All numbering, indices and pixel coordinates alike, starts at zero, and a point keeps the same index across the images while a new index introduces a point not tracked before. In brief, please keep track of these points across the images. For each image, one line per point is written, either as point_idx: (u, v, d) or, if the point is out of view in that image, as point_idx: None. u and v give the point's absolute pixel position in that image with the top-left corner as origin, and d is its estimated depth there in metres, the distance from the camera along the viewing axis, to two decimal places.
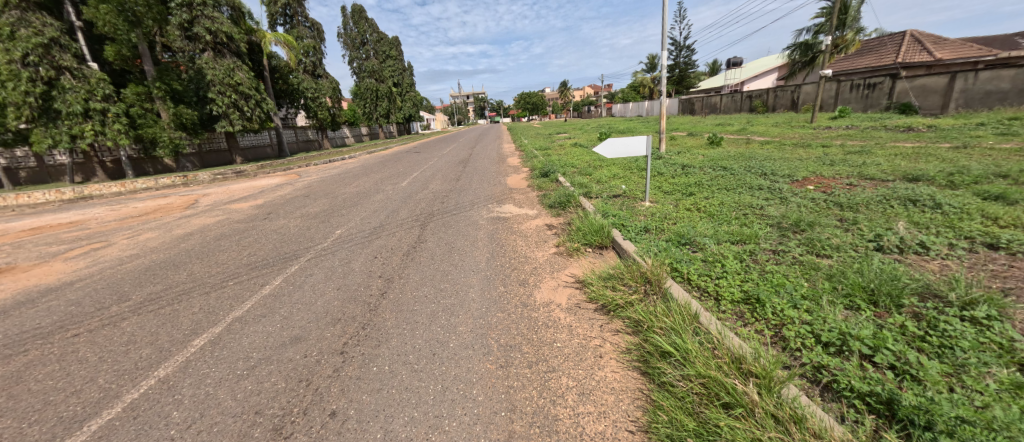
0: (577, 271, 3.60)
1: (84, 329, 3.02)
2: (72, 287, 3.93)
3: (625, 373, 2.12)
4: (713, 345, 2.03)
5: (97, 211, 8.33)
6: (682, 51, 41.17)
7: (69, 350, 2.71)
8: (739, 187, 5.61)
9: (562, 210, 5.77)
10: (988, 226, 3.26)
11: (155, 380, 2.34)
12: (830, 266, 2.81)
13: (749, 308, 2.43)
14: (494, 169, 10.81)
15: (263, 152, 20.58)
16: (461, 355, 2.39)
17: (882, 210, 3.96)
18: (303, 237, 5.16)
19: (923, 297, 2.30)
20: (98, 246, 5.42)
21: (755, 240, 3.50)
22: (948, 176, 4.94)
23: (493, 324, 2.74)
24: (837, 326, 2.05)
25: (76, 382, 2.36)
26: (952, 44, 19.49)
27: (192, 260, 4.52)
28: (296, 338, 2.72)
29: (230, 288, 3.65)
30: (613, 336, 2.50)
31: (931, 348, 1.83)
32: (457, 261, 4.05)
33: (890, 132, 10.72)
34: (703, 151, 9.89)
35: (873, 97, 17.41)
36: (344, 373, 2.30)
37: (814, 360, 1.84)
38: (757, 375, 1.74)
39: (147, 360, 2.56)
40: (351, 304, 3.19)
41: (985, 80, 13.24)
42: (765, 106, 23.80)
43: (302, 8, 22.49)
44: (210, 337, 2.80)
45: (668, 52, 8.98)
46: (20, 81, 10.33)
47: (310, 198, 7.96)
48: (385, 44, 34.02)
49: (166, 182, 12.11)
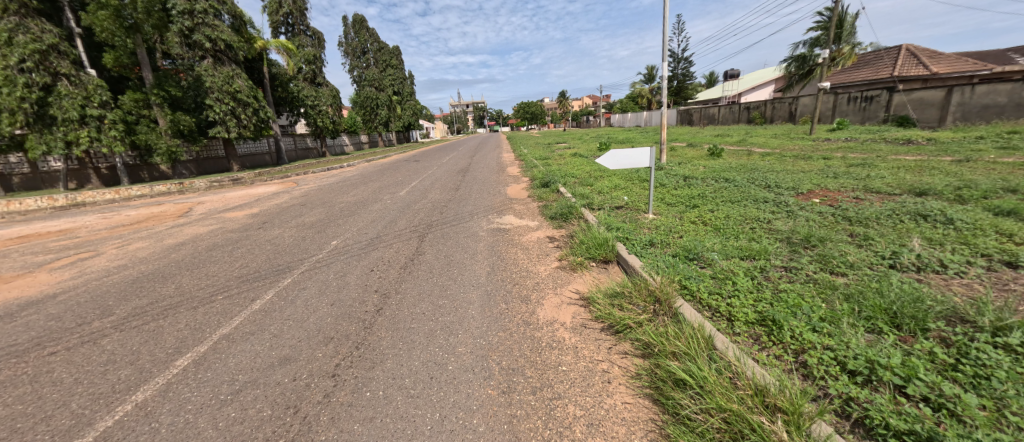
0: (581, 288, 3.47)
1: (62, 346, 2.84)
2: (55, 300, 3.75)
3: (636, 401, 1.99)
4: (732, 374, 1.91)
5: (88, 219, 8.16)
6: (681, 62, 41.71)
7: (44, 370, 2.54)
8: (743, 199, 5.53)
9: (563, 221, 5.67)
10: (1005, 243, 3.16)
11: (132, 405, 2.18)
12: (847, 285, 2.70)
13: (765, 330, 2.31)
14: (494, 178, 10.75)
15: (262, 159, 20.50)
16: (461, 380, 2.24)
17: (893, 225, 3.87)
18: (298, 248, 5.00)
19: (949, 321, 2.18)
20: (86, 256, 5.26)
21: (765, 255, 3.39)
22: (956, 190, 4.89)
23: (495, 346, 2.60)
24: (862, 353, 1.92)
25: (47, 407, 2.19)
26: (947, 58, 19.76)
27: (181, 272, 4.36)
28: (286, 358, 2.57)
29: (219, 303, 3.48)
30: (622, 359, 2.37)
31: (966, 378, 1.69)
32: (457, 275, 3.91)
33: (890, 144, 10.76)
34: (704, 162, 9.87)
35: (871, 110, 17.47)
36: (336, 399, 2.15)
37: (842, 391, 1.73)
38: (783, 410, 1.63)
39: (126, 382, 2.39)
40: (345, 321, 3.05)
41: (982, 94, 13.33)
42: (763, 118, 24.05)
43: (303, 18, 22.61)
44: (195, 356, 2.64)
45: (667, 63, 9.00)
46: (15, 87, 10.16)
47: (307, 207, 7.82)
48: (386, 53, 34.46)
49: (161, 190, 11.90)
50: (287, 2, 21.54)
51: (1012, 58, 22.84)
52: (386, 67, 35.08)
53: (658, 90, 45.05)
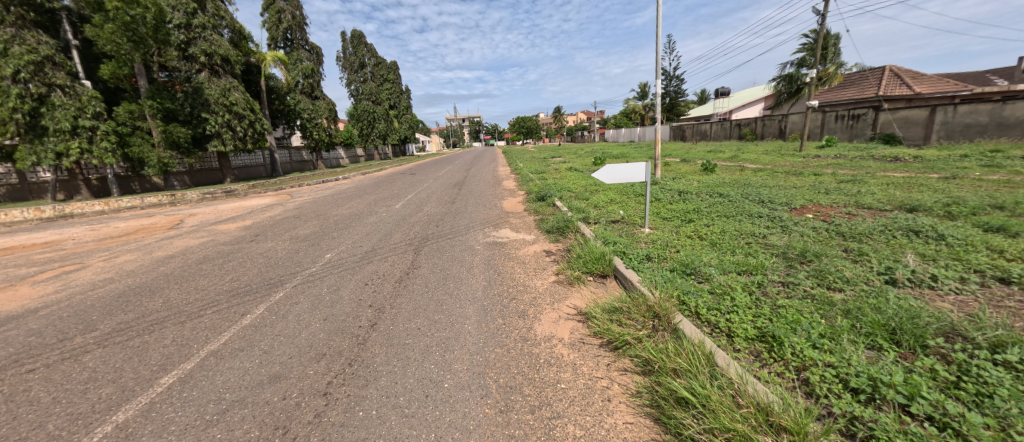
0: (579, 303, 3.43)
1: (41, 364, 2.73)
2: (37, 315, 3.63)
3: (638, 421, 1.94)
4: (735, 392, 1.89)
5: (76, 231, 7.98)
6: (673, 80, 42.86)
7: (21, 389, 2.43)
8: (738, 214, 5.58)
9: (560, 235, 5.67)
10: (996, 259, 3.20)
11: (112, 426, 2.07)
12: (844, 301, 2.70)
13: (765, 347, 2.28)
14: (490, 191, 10.82)
15: (255, 171, 20.39)
16: (457, 398, 2.18)
17: (887, 240, 3.92)
18: (290, 262, 4.93)
19: (948, 338, 2.18)
20: (71, 269, 5.11)
21: (762, 270, 3.41)
22: (945, 206, 4.98)
23: (492, 362, 2.54)
24: (864, 371, 1.89)
25: (21, 429, 2.08)
26: (929, 79, 20.48)
27: (169, 286, 4.25)
28: (275, 376, 2.50)
29: (208, 318, 3.39)
30: (622, 376, 2.33)
31: (969, 396, 1.67)
32: (453, 289, 3.87)
33: (877, 161, 11.06)
34: (698, 177, 10.03)
35: (857, 128, 18.00)
36: (327, 420, 2.07)
37: (846, 410, 1.70)
38: (788, 431, 1.61)
39: (106, 402, 2.28)
40: (338, 337, 2.97)
41: (964, 113, 13.84)
42: (753, 134, 24.55)
43: (303, 33, 22.88)
44: (181, 375, 2.55)
45: (660, 80, 9.22)
46: (8, 98, 10.09)
47: (300, 220, 7.76)
48: (384, 68, 35.00)
49: (152, 201, 11.74)
50: (287, 17, 21.85)
51: (992, 80, 23.67)
52: (384, 81, 35.51)
53: (650, 107, 45.97)
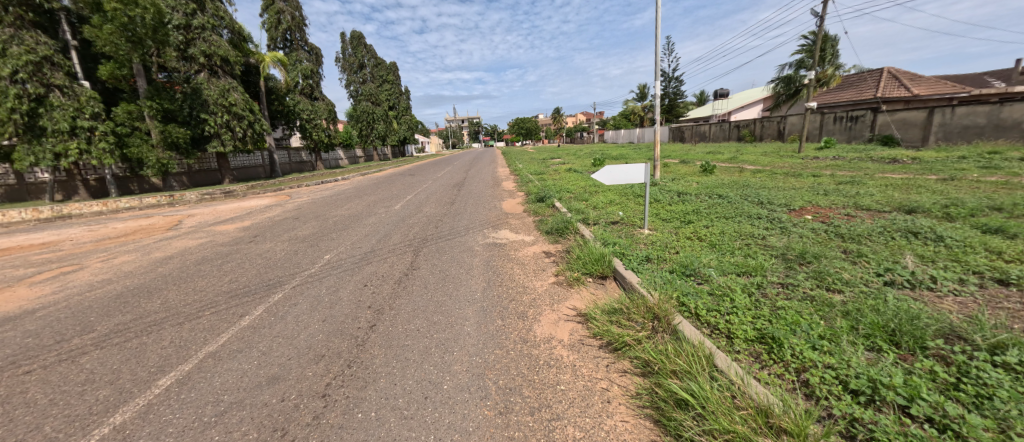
0: (578, 304, 3.43)
1: (38, 365, 2.72)
2: (34, 316, 3.61)
3: (637, 423, 1.93)
4: (734, 393, 1.89)
5: (74, 231, 7.96)
6: (672, 82, 42.95)
7: (18, 391, 2.42)
8: (737, 215, 5.59)
9: (559, 236, 5.67)
10: (994, 260, 3.21)
11: (109, 428, 2.06)
12: (844, 302, 2.70)
13: (765, 348, 2.28)
14: (489, 192, 10.82)
15: (254, 172, 20.36)
16: (457, 399, 2.17)
17: (885, 241, 3.92)
18: (289, 263, 4.92)
19: (947, 339, 2.18)
20: (68, 270, 5.09)
21: (761, 272, 3.41)
22: (944, 208, 4.99)
23: (491, 363, 2.53)
24: (864, 372, 1.89)
25: (17, 432, 2.07)
26: (927, 81, 20.55)
27: (167, 287, 4.24)
28: (274, 377, 2.49)
29: (206, 319, 3.38)
30: (621, 378, 2.33)
31: (968, 398, 1.67)
32: (452, 290, 3.86)
33: (876, 162, 11.09)
34: (697, 178, 10.04)
35: (856, 129, 18.05)
36: (325, 421, 2.06)
37: (845, 412, 1.70)
38: (789, 432, 1.61)
39: (104, 403, 2.27)
40: (337, 338, 2.97)
41: (961, 115, 13.93)
42: (752, 135, 24.60)
43: (302, 34, 22.89)
44: (178, 376, 2.53)
45: (659, 81, 9.25)
46: (6, 98, 10.06)
47: (300, 221, 7.74)
48: (383, 69, 35.03)
49: (150, 202, 11.71)
50: (287, 18, 21.86)
51: (990, 82, 23.76)
52: (383, 82, 35.53)
53: (649, 108, 46.05)
